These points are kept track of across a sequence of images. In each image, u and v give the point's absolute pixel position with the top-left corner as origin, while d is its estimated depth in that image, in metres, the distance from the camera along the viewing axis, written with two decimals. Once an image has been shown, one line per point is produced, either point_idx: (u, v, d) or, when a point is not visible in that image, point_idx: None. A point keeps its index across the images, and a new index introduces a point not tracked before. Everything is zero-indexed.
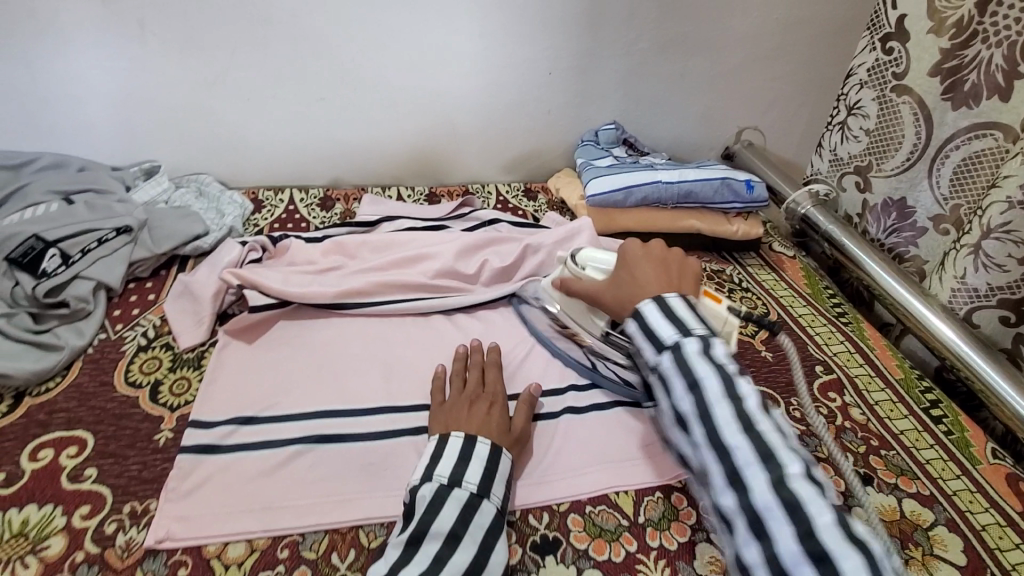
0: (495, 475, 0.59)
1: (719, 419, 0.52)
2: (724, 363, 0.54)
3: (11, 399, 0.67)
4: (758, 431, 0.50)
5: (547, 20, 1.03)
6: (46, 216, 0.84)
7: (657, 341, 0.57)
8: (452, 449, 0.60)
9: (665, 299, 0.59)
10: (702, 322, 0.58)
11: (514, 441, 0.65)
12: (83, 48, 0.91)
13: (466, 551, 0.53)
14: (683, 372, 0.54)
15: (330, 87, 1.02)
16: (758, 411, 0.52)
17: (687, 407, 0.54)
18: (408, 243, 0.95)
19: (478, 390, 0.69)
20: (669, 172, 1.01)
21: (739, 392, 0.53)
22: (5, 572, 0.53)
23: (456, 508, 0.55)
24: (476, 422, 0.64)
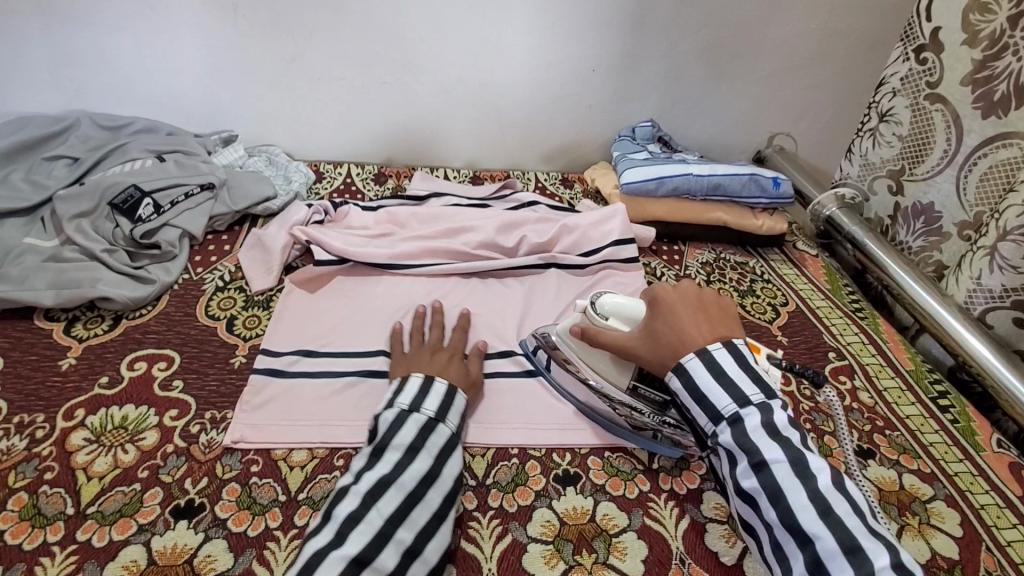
0: (451, 407, 0.66)
1: (795, 501, 0.53)
2: (790, 438, 0.56)
3: (111, 321, 0.78)
4: (835, 516, 0.52)
5: (596, 20, 1.11)
6: (143, 170, 0.95)
7: (713, 410, 0.59)
8: (413, 384, 0.66)
9: (711, 354, 0.61)
10: (757, 384, 0.60)
11: (470, 385, 0.72)
12: (182, 26, 1.02)
13: (423, 461, 0.58)
14: (748, 449, 0.56)
15: (391, 71, 1.12)
16: (833, 490, 0.54)
17: (754, 485, 0.55)
18: (454, 216, 1.03)
19: (434, 343, 0.75)
20: (701, 166, 1.08)
21: (809, 471, 0.54)
22: (110, 454, 0.62)
23: (417, 427, 0.61)
24: (435, 368, 0.70)
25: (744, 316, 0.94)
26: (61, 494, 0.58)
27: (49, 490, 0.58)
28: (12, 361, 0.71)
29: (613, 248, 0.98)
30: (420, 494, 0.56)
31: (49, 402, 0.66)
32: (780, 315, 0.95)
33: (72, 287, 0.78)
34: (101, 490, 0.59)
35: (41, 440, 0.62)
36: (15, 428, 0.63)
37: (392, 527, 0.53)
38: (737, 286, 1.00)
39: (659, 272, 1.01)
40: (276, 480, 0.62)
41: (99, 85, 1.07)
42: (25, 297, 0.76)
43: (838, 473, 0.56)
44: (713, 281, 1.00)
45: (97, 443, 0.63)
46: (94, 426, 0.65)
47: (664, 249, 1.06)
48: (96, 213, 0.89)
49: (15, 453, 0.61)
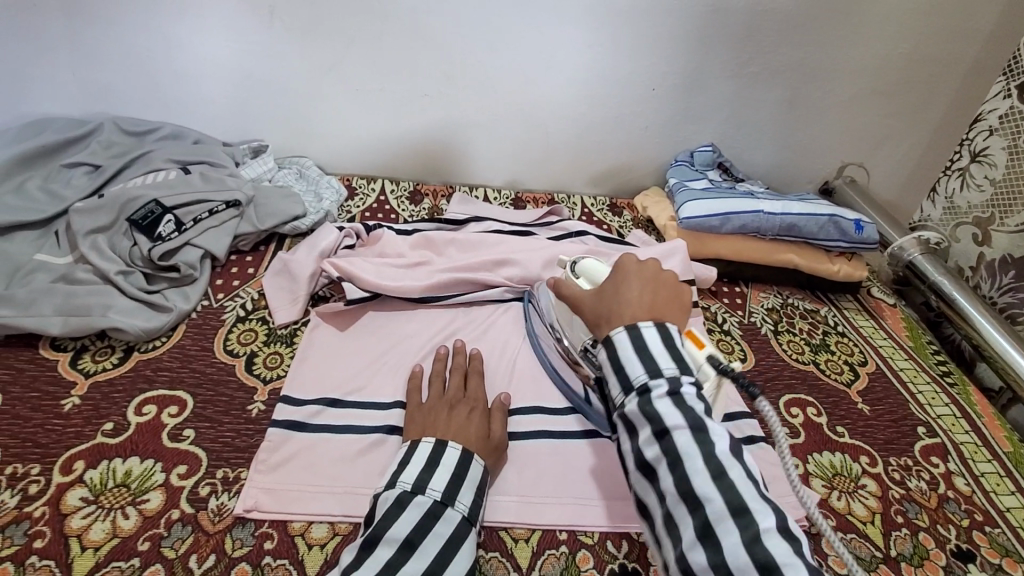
0: (463, 482, 0.57)
1: (688, 468, 0.47)
2: (693, 405, 0.50)
3: (121, 353, 0.71)
4: (727, 480, 0.46)
5: (659, 35, 1.01)
6: (166, 182, 0.89)
7: (625, 380, 0.53)
8: (421, 455, 0.57)
9: (637, 329, 0.54)
10: (677, 359, 0.53)
11: (490, 450, 0.62)
12: (215, 27, 0.96)
13: (419, 561, 0.50)
14: (650, 418, 0.50)
15: (433, 83, 1.03)
16: (728, 458, 0.48)
17: (655, 454, 0.49)
18: (495, 245, 0.95)
19: (457, 396, 0.67)
20: (771, 203, 0.97)
21: (708, 436, 0.48)
22: (108, 519, 0.55)
23: (418, 515, 0.52)
24: (451, 428, 0.62)
25: (818, 378, 0.84)
26: (49, 568, 0.51)
27: (37, 563, 0.51)
28: (11, 398, 0.64)
29: None
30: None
31: (46, 450, 0.59)
32: (859, 377, 0.85)
33: (82, 313, 0.71)
34: (96, 565, 0.52)
35: (34, 498, 0.55)
36: (7, 481, 0.57)
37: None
38: (809, 340, 0.90)
39: (720, 318, 0.91)
40: (292, 561, 0.54)
41: (126, 87, 1.01)
42: (31, 324, 0.69)
43: (736, 442, 0.50)
44: (781, 331, 0.91)
45: (95, 505, 0.56)
46: (93, 482, 0.57)
47: (724, 290, 0.96)
48: (114, 229, 0.83)
49: (3, 513, 0.54)
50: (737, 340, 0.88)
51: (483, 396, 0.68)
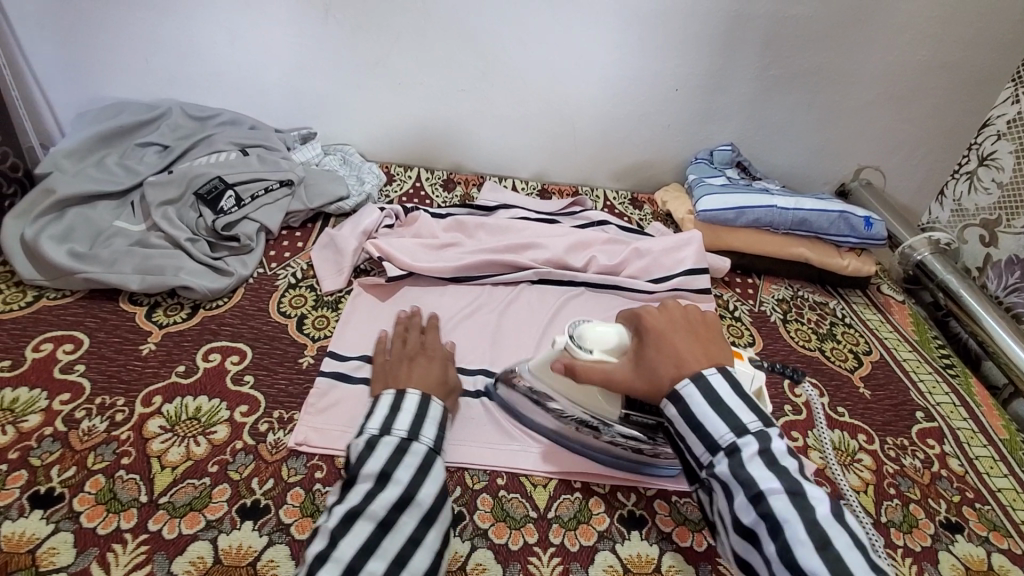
0: (425, 419, 0.62)
1: (791, 534, 0.48)
2: (786, 467, 0.51)
3: (189, 309, 0.80)
4: (835, 550, 0.47)
5: (685, 38, 1.07)
6: (228, 162, 0.98)
7: (710, 440, 0.54)
8: (384, 405, 0.63)
9: (705, 380, 0.56)
10: (757, 414, 0.55)
11: (446, 393, 0.69)
12: (275, 23, 1.05)
13: (394, 487, 0.54)
14: (742, 480, 0.51)
15: (470, 78, 1.11)
16: (830, 522, 0.49)
17: (750, 519, 0.50)
18: (522, 230, 1.02)
19: (410, 352, 0.73)
20: (785, 199, 1.03)
21: (806, 500, 0.49)
22: (183, 445, 0.63)
23: (388, 451, 0.57)
24: (414, 376, 0.68)
25: (823, 364, 0.89)
26: (135, 480, 0.59)
27: (125, 475, 0.60)
28: (97, 342, 0.73)
29: (684, 276, 0.94)
30: (391, 522, 0.52)
31: (129, 386, 0.68)
32: (863, 364, 0.90)
33: (156, 273, 0.80)
34: (173, 480, 0.60)
35: (120, 424, 0.64)
36: (97, 409, 0.65)
37: (361, 560, 0.50)
38: (816, 329, 0.95)
39: (731, 305, 0.97)
40: None
41: (192, 75, 1.11)
42: (113, 280, 0.78)
43: (835, 502, 0.51)
44: (790, 320, 0.96)
45: (171, 433, 0.64)
46: (169, 414, 0.66)
47: (737, 280, 1.02)
48: (181, 202, 0.92)
49: (95, 435, 0.63)
50: (747, 326, 0.93)
51: (440, 352, 0.74)
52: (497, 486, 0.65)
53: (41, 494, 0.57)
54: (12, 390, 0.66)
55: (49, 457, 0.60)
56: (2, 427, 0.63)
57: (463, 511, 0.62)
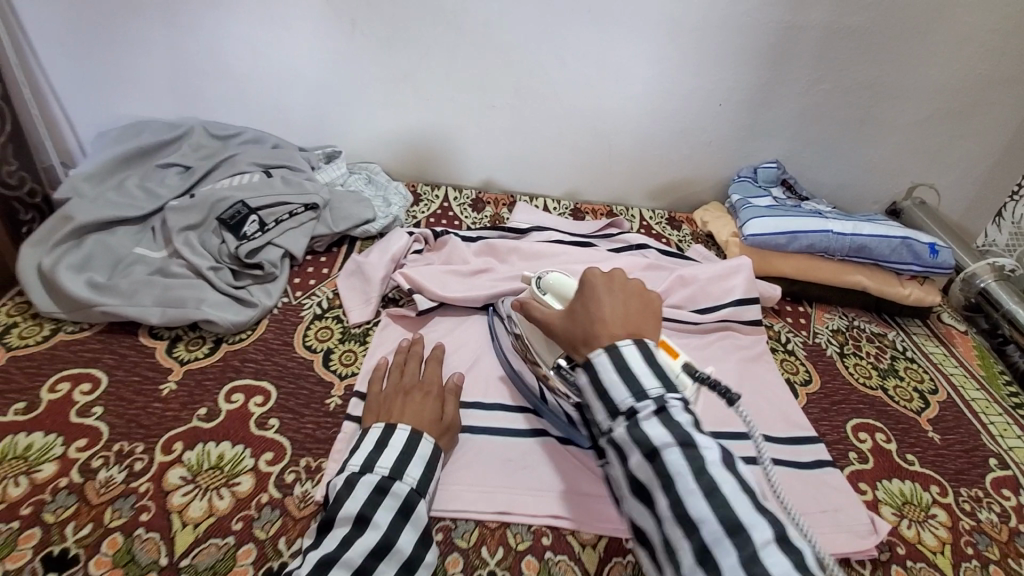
0: (412, 456, 0.59)
1: (680, 486, 0.47)
2: (681, 424, 0.49)
3: (212, 343, 0.76)
4: (720, 497, 0.46)
5: (729, 51, 1.01)
6: (252, 184, 0.94)
7: (612, 406, 0.52)
8: (369, 441, 0.60)
9: (619, 351, 0.53)
10: (660, 376, 0.52)
11: (443, 431, 0.65)
12: (300, 39, 1.01)
13: (373, 531, 0.52)
14: (638, 442, 0.50)
15: (502, 95, 1.07)
16: (718, 470, 0.47)
17: (648, 476, 0.49)
18: (557, 255, 0.96)
19: (407, 384, 0.69)
20: (840, 222, 0.96)
21: (697, 451, 0.48)
22: (205, 498, 0.59)
23: (367, 492, 0.55)
24: (408, 411, 0.64)
25: (887, 405, 0.82)
26: (155, 540, 0.55)
27: (144, 534, 0.55)
28: (116, 381, 0.69)
29: (733, 308, 0.87)
30: (368, 570, 0.50)
31: (148, 431, 0.64)
32: (930, 405, 0.83)
33: (178, 305, 0.76)
34: (195, 540, 0.55)
35: (139, 474, 0.60)
36: (115, 457, 0.61)
37: None
38: (876, 363, 0.88)
39: (783, 337, 0.91)
40: None
41: (215, 93, 1.08)
42: (133, 313, 0.75)
43: (727, 452, 0.50)
44: (847, 354, 0.89)
45: (193, 484, 0.60)
46: (191, 463, 0.62)
47: (788, 309, 0.96)
48: (204, 227, 0.88)
49: (113, 487, 0.59)
50: (801, 361, 0.87)
51: (439, 381, 0.71)
52: (543, 547, 0.60)
53: (55, 555, 0.53)
54: (27, 435, 0.62)
55: (64, 512, 0.56)
56: (15, 478, 0.59)
57: None
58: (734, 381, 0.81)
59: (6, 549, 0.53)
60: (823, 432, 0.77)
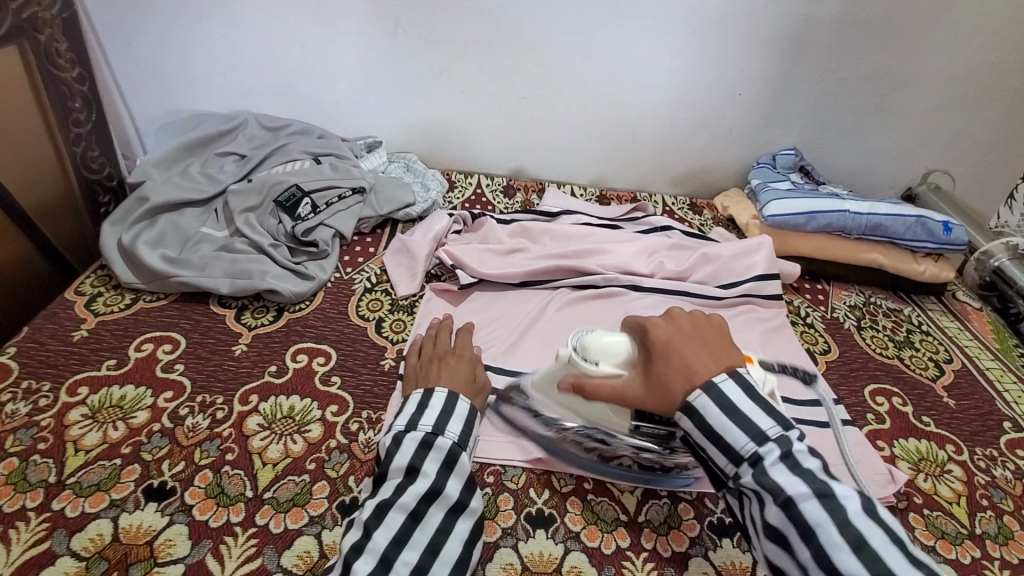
0: (451, 415, 0.63)
1: (826, 539, 0.44)
2: (812, 469, 0.47)
3: (275, 312, 0.83)
4: (871, 549, 0.43)
5: (750, 43, 1.07)
6: (303, 170, 1.02)
7: (730, 450, 0.49)
8: (411, 402, 0.64)
9: (717, 388, 0.50)
10: (774, 414, 0.49)
11: (478, 391, 0.69)
12: (346, 37, 1.08)
13: (423, 480, 0.56)
14: (769, 489, 0.46)
15: (533, 87, 1.13)
16: (863, 518, 0.45)
17: (783, 527, 0.46)
18: (586, 236, 1.02)
19: (439, 354, 0.73)
20: (858, 203, 1.00)
21: (837, 500, 0.45)
22: (281, 442, 0.66)
23: (415, 446, 0.58)
24: (443, 373, 0.68)
25: (903, 372, 0.87)
26: (241, 476, 0.62)
27: (230, 471, 0.62)
28: (193, 342, 0.77)
29: (754, 282, 0.93)
30: (421, 513, 0.55)
31: (226, 385, 0.71)
32: (945, 373, 0.88)
33: (245, 277, 0.84)
34: (275, 476, 0.62)
35: (222, 421, 0.67)
36: (199, 407, 0.68)
37: (395, 550, 0.52)
38: (892, 336, 0.93)
39: (803, 312, 0.96)
40: None
41: (265, 87, 1.16)
42: (206, 283, 0.82)
43: (868, 497, 0.47)
44: (864, 327, 0.94)
45: (269, 430, 0.67)
46: (266, 412, 0.69)
47: (807, 286, 1.01)
48: (261, 209, 0.96)
49: (199, 431, 0.66)
50: (821, 333, 0.92)
51: (468, 347, 0.75)
52: (585, 490, 0.66)
53: (155, 487, 0.60)
54: (120, 388, 0.70)
55: (159, 451, 0.64)
56: (114, 423, 0.66)
57: (553, 514, 0.63)
58: (757, 349, 0.86)
59: (112, 481, 0.60)
60: (842, 397, 0.82)
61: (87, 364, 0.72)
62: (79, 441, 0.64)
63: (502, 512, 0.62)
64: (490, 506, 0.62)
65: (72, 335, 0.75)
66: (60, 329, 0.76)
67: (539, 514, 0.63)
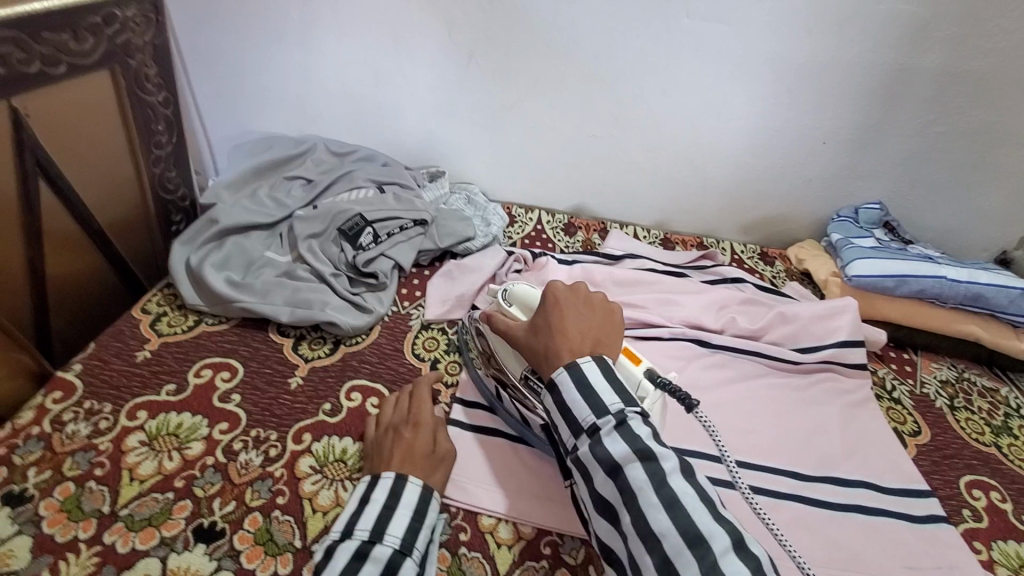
0: (395, 512, 0.55)
1: (645, 502, 0.47)
2: (641, 437, 0.50)
3: (332, 344, 0.82)
4: (683, 510, 0.46)
5: (838, 90, 1.01)
6: (367, 199, 1.01)
7: (574, 423, 0.53)
8: (353, 500, 0.57)
9: (578, 368, 0.54)
10: (621, 392, 0.53)
11: (435, 465, 0.63)
12: (421, 67, 1.09)
13: None
14: (601, 461, 0.50)
15: (603, 124, 1.10)
16: (677, 479, 0.48)
17: (611, 494, 0.49)
18: (652, 283, 0.97)
19: (397, 418, 0.68)
20: (956, 269, 0.92)
21: (657, 465, 0.48)
22: (332, 488, 0.63)
23: (347, 557, 0.50)
24: (396, 453, 0.62)
25: (1004, 463, 0.78)
26: (290, 523, 0.60)
27: (280, 516, 0.60)
28: (250, 371, 0.76)
29: (835, 349, 0.86)
30: None
31: (280, 421, 0.70)
32: None
33: (304, 306, 0.83)
34: (324, 527, 0.59)
35: (274, 460, 0.65)
36: (253, 442, 0.67)
37: None
38: (989, 419, 0.85)
39: (888, 384, 0.88)
40: (484, 556, 0.60)
41: (336, 113, 1.17)
42: (266, 310, 0.82)
43: (687, 462, 0.50)
44: (958, 408, 0.86)
45: (321, 474, 0.64)
46: (319, 454, 0.66)
47: (892, 355, 0.93)
48: (325, 236, 0.95)
49: (252, 469, 0.64)
50: (908, 410, 0.84)
51: (431, 413, 0.69)
52: None
53: (205, 527, 0.58)
54: (177, 415, 0.69)
55: (211, 488, 0.62)
56: (169, 452, 0.65)
57: None
58: (837, 423, 0.79)
59: (163, 517, 0.59)
60: (935, 487, 0.74)
61: (147, 387, 0.72)
62: (134, 469, 0.63)
63: None
64: None
65: (136, 355, 0.76)
66: (125, 348, 0.77)
67: None
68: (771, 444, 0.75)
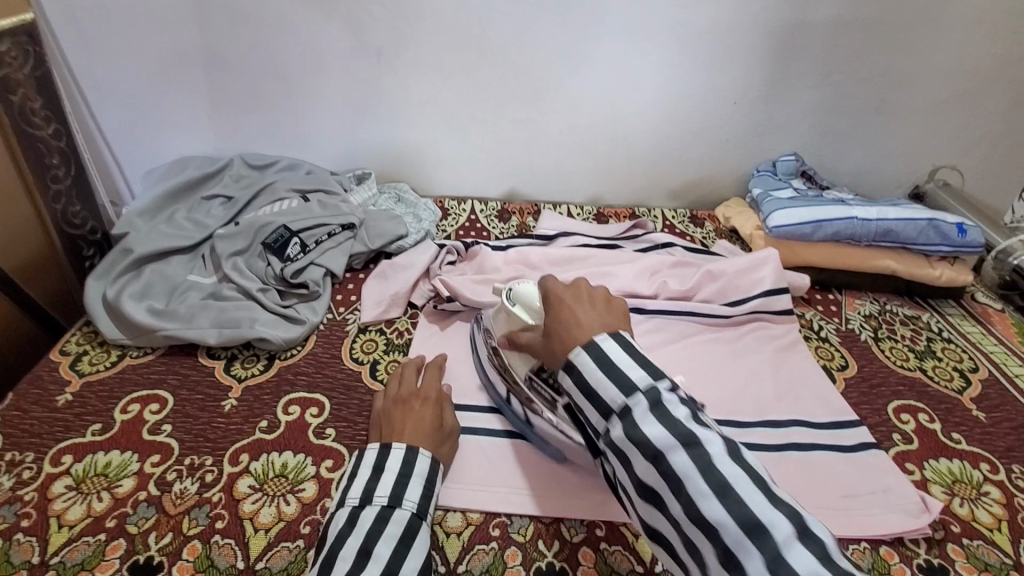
0: (410, 479, 0.58)
1: (693, 490, 0.41)
2: (681, 418, 0.44)
3: (266, 360, 0.80)
4: (736, 495, 0.40)
5: (743, 50, 1.04)
6: (291, 209, 0.99)
7: (601, 404, 0.47)
8: (368, 461, 0.59)
9: (598, 346, 0.49)
10: (645, 365, 0.48)
11: (441, 438, 0.66)
12: (331, 71, 1.06)
13: (376, 563, 0.50)
14: (638, 443, 0.44)
15: (523, 109, 1.10)
16: (728, 463, 0.42)
17: (655, 482, 0.43)
18: (586, 258, 0.99)
19: (404, 391, 0.70)
20: (865, 209, 0.97)
21: (703, 448, 0.42)
22: (273, 505, 0.62)
23: (371, 522, 0.53)
24: (406, 424, 0.65)
25: (927, 385, 0.83)
26: (231, 545, 0.58)
27: (220, 540, 0.59)
28: (181, 400, 0.74)
29: (762, 298, 0.89)
30: None
31: (215, 445, 0.68)
32: (972, 383, 0.83)
33: (233, 326, 0.81)
34: (268, 544, 0.59)
35: (211, 485, 0.64)
36: (187, 470, 0.65)
37: None
38: (912, 345, 0.89)
39: (816, 325, 0.92)
40: (434, 547, 0.60)
41: (252, 127, 1.14)
42: (193, 335, 0.79)
43: (733, 441, 0.44)
44: (882, 338, 0.90)
45: (261, 492, 0.63)
46: (257, 472, 0.65)
47: (818, 298, 0.97)
48: (250, 252, 0.93)
49: (188, 497, 0.63)
50: (836, 347, 0.88)
51: (437, 387, 0.72)
52: (597, 538, 0.61)
53: (141, 564, 0.56)
54: (105, 454, 0.67)
55: (145, 522, 0.60)
56: (98, 493, 0.63)
57: (565, 567, 0.59)
58: (770, 369, 0.82)
59: (96, 559, 0.57)
60: (864, 416, 0.78)
61: (71, 430, 0.69)
62: (62, 515, 0.60)
63: (510, 568, 0.58)
64: (496, 564, 0.58)
65: (56, 399, 0.72)
66: (45, 394, 0.73)
67: (551, 568, 0.58)
68: (709, 398, 0.77)
